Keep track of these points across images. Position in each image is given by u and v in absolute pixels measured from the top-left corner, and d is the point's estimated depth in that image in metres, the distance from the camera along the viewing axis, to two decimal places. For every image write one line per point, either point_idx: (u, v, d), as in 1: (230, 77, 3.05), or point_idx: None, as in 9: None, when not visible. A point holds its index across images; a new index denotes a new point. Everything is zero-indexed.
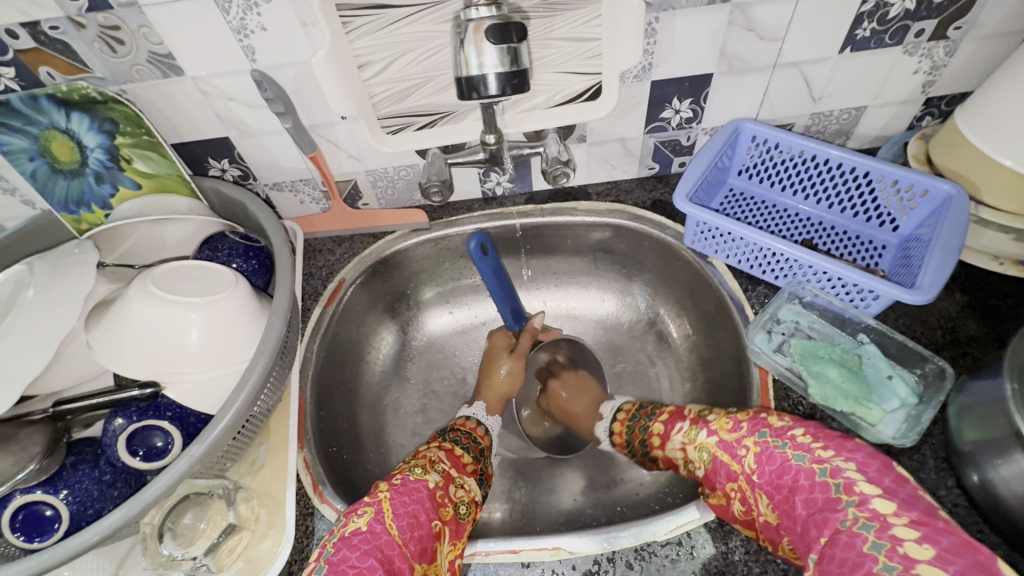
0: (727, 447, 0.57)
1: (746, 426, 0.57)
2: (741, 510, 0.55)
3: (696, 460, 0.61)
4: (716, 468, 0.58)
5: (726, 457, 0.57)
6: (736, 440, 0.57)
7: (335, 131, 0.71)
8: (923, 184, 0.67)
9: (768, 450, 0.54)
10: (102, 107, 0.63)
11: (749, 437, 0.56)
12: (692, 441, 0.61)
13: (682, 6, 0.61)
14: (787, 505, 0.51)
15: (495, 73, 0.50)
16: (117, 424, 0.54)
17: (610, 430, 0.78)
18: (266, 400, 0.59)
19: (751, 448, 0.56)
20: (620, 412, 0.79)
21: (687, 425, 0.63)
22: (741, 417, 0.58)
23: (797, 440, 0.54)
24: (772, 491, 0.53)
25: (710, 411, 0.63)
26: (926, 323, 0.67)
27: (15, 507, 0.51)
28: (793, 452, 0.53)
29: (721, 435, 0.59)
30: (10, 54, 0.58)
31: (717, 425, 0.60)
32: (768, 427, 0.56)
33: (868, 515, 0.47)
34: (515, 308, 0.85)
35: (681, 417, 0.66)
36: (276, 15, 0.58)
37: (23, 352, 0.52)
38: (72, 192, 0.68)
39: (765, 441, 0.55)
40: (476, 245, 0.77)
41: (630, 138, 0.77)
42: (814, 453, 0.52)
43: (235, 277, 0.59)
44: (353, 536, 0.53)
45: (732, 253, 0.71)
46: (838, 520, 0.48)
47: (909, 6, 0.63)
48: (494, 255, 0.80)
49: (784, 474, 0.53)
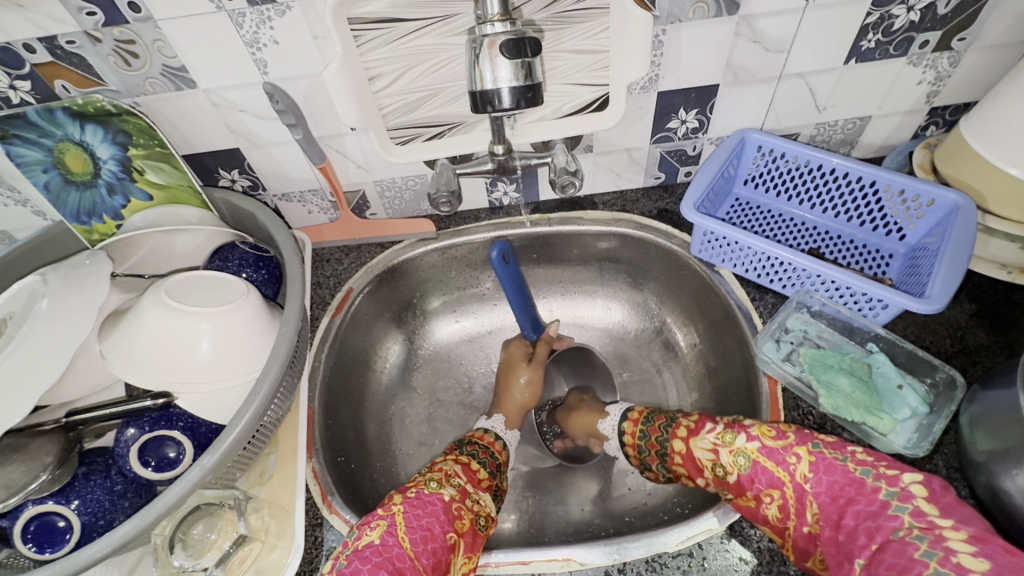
0: (771, 453, 0.56)
1: (793, 435, 0.56)
2: (774, 515, 0.54)
3: (729, 463, 0.58)
4: (756, 473, 0.56)
5: (769, 463, 0.55)
6: (782, 447, 0.56)
7: (344, 142, 0.72)
8: (930, 194, 0.67)
9: (826, 461, 0.53)
10: (116, 119, 0.64)
11: (800, 445, 0.55)
12: (727, 444, 0.58)
13: (689, 18, 0.62)
14: (837, 515, 0.50)
15: (508, 87, 0.50)
16: (129, 434, 0.55)
17: (620, 430, 0.74)
18: (276, 410, 0.59)
19: (803, 456, 0.54)
20: (630, 413, 0.74)
21: (721, 428, 0.60)
22: (785, 428, 0.58)
23: (859, 456, 0.53)
24: (826, 501, 0.52)
25: (745, 419, 0.61)
26: (935, 332, 0.67)
27: (27, 518, 0.51)
28: (856, 466, 0.52)
29: (764, 441, 0.57)
30: (27, 68, 0.59)
31: (757, 431, 0.58)
32: (820, 441, 0.56)
33: (922, 526, 0.46)
34: (533, 318, 0.86)
35: (712, 418, 0.63)
36: (289, 29, 0.59)
37: (36, 363, 0.52)
38: (85, 203, 0.69)
39: (821, 452, 0.54)
40: (499, 254, 0.78)
41: (636, 148, 0.78)
42: (879, 469, 0.51)
43: (245, 288, 0.60)
44: (365, 549, 0.53)
45: (740, 262, 0.71)
46: (891, 529, 0.47)
47: (913, 17, 0.64)
48: (514, 264, 0.81)
49: (844, 485, 0.51)
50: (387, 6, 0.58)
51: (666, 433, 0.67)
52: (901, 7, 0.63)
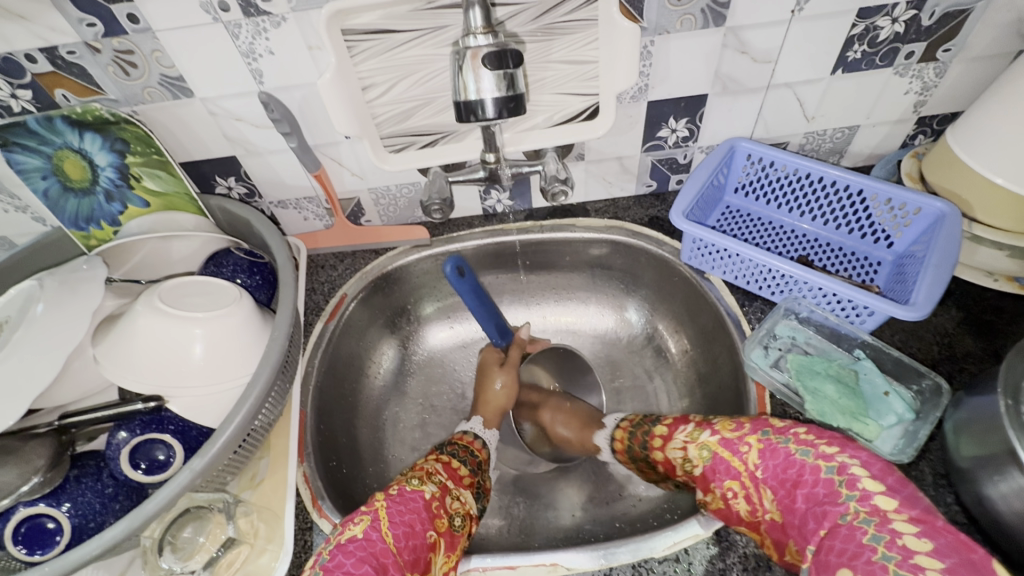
0: (728, 444, 0.57)
1: (748, 425, 0.58)
2: (745, 510, 0.55)
3: (696, 457, 0.60)
4: (716, 464, 0.57)
5: (726, 454, 0.57)
6: (738, 437, 0.57)
7: (339, 151, 0.73)
8: (916, 203, 0.68)
9: (771, 446, 0.55)
10: (114, 127, 0.65)
11: (752, 434, 0.57)
12: (694, 439, 0.61)
13: (676, 30, 0.63)
14: (788, 500, 0.51)
15: (492, 98, 0.51)
16: (121, 437, 0.55)
17: (610, 438, 0.76)
18: (267, 413, 0.60)
19: (753, 444, 0.56)
20: (623, 422, 0.76)
21: (691, 425, 0.63)
22: (744, 418, 0.59)
23: (801, 436, 0.54)
24: (777, 486, 0.53)
25: (715, 416, 0.63)
26: (922, 339, 0.68)
27: (18, 521, 0.51)
28: (797, 447, 0.53)
29: (723, 434, 0.58)
30: (28, 77, 0.60)
31: (719, 425, 0.60)
32: (771, 427, 0.57)
33: (868, 510, 0.46)
34: (499, 325, 0.86)
35: (685, 421, 0.65)
36: (284, 40, 0.60)
37: (31, 367, 0.53)
38: (83, 209, 0.70)
39: (768, 438, 0.55)
40: (453, 268, 0.77)
41: (628, 156, 0.79)
42: (820, 448, 0.52)
43: (239, 293, 0.61)
44: (348, 543, 0.53)
45: (729, 270, 0.72)
46: (838, 514, 0.48)
47: (898, 29, 0.65)
48: (471, 276, 0.81)
49: (788, 468, 0.53)
50: (380, 17, 0.59)
51: (646, 446, 0.69)
52: (886, 18, 0.64)
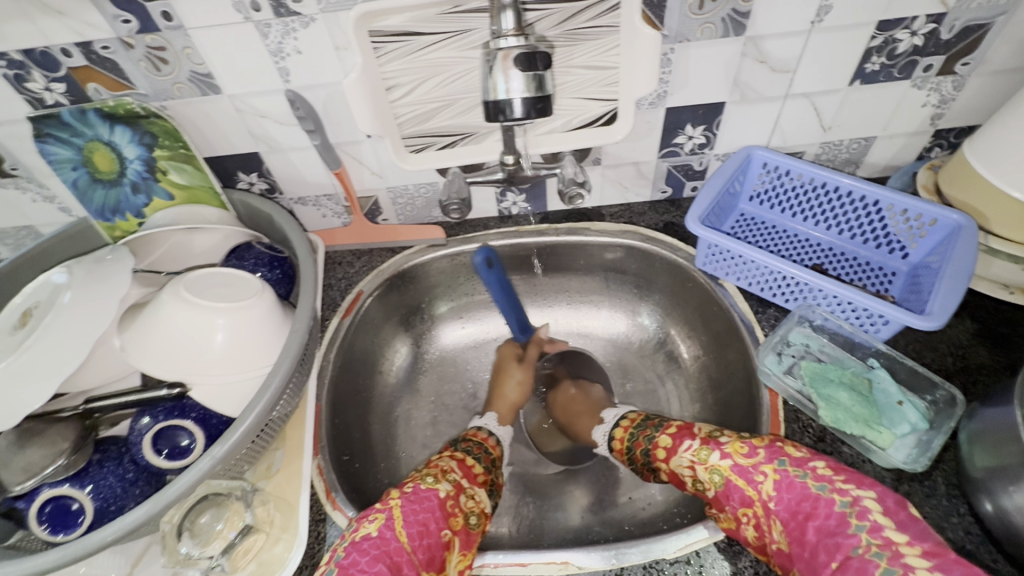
0: (742, 472, 0.56)
1: (763, 452, 0.56)
2: (753, 535, 0.54)
3: (706, 480, 0.59)
4: (730, 490, 0.57)
5: (741, 482, 0.56)
6: (752, 465, 0.56)
7: (360, 149, 0.74)
8: (932, 214, 0.68)
9: (788, 478, 0.54)
10: (144, 121, 0.67)
11: (767, 463, 0.55)
12: (703, 461, 0.60)
13: (697, 38, 0.64)
14: (799, 532, 0.51)
15: (521, 98, 0.52)
16: (144, 423, 0.56)
17: (609, 435, 0.77)
18: (285, 405, 0.61)
19: (769, 474, 0.55)
20: (623, 421, 0.76)
21: (698, 444, 0.62)
22: (757, 444, 0.58)
23: (818, 471, 0.53)
24: (788, 518, 0.52)
25: (722, 432, 0.62)
26: (936, 350, 0.68)
27: (43, 499, 0.53)
28: (813, 482, 0.53)
29: (736, 459, 0.57)
30: (63, 71, 0.62)
31: (730, 448, 0.59)
32: (787, 456, 0.56)
33: (880, 543, 0.46)
34: (521, 320, 0.86)
35: (689, 433, 0.64)
36: (311, 39, 0.61)
37: (60, 351, 0.54)
38: (110, 200, 0.73)
39: (785, 468, 0.54)
40: (482, 259, 0.78)
41: (644, 162, 0.80)
42: (835, 483, 0.52)
43: (261, 286, 0.62)
44: (363, 541, 0.54)
45: (743, 276, 0.72)
46: (850, 546, 0.47)
47: (917, 42, 0.65)
48: (499, 268, 0.81)
49: (801, 500, 0.52)
50: (407, 20, 0.60)
51: (648, 453, 0.68)
52: (905, 31, 0.64)
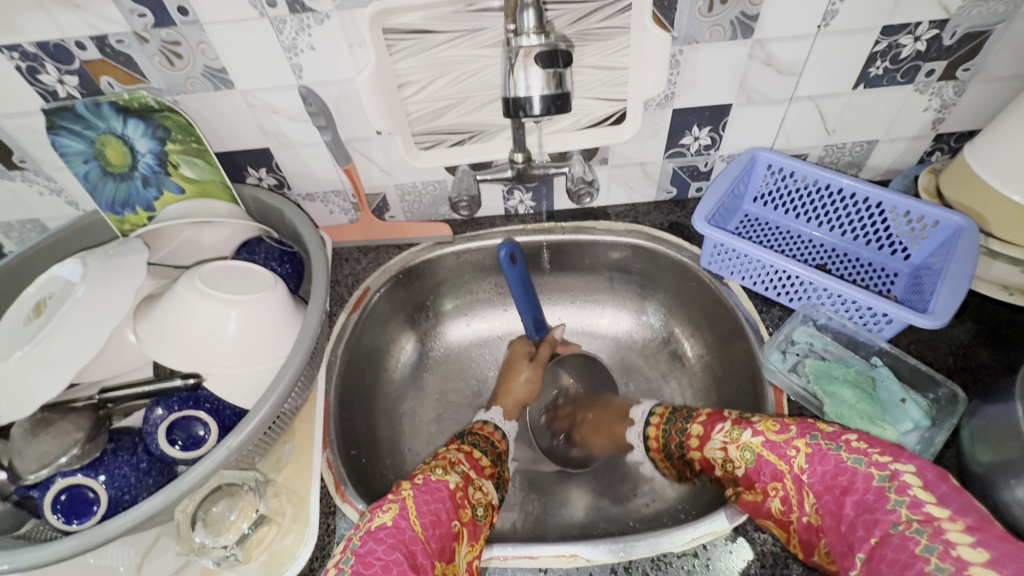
0: (774, 447, 0.56)
1: (794, 429, 0.56)
2: (778, 508, 0.56)
3: (737, 458, 0.59)
4: (760, 466, 0.57)
5: (772, 457, 0.56)
6: (784, 441, 0.56)
7: (369, 146, 0.75)
8: (934, 215, 0.69)
9: (820, 452, 0.53)
10: (157, 115, 0.67)
11: (799, 439, 0.55)
12: (735, 440, 0.60)
13: (705, 40, 0.65)
14: (835, 505, 0.50)
15: (540, 94, 0.53)
16: (158, 414, 0.57)
17: (643, 434, 0.75)
18: (296, 398, 0.61)
19: (801, 449, 0.54)
20: (653, 417, 0.75)
21: (729, 424, 0.61)
22: (789, 421, 0.58)
23: (852, 444, 0.52)
24: (822, 491, 0.52)
25: (754, 414, 0.62)
26: (937, 349, 0.69)
27: (58, 489, 0.53)
28: (848, 455, 0.51)
29: (768, 436, 0.57)
30: (76, 64, 0.62)
31: (762, 426, 0.59)
32: (819, 431, 0.55)
33: (921, 519, 0.45)
34: (537, 319, 0.87)
35: (721, 416, 0.64)
36: (325, 36, 0.62)
37: (73, 341, 0.55)
38: (120, 193, 0.72)
39: (818, 443, 0.54)
40: (507, 254, 0.79)
41: (650, 162, 0.81)
42: (871, 456, 0.51)
43: (274, 280, 0.62)
44: (378, 530, 0.54)
45: (748, 275, 0.73)
46: (890, 522, 0.46)
47: (920, 47, 0.67)
48: (522, 265, 0.82)
49: (836, 475, 0.51)
50: (421, 18, 0.61)
51: (682, 441, 0.68)
52: (908, 36, 0.66)
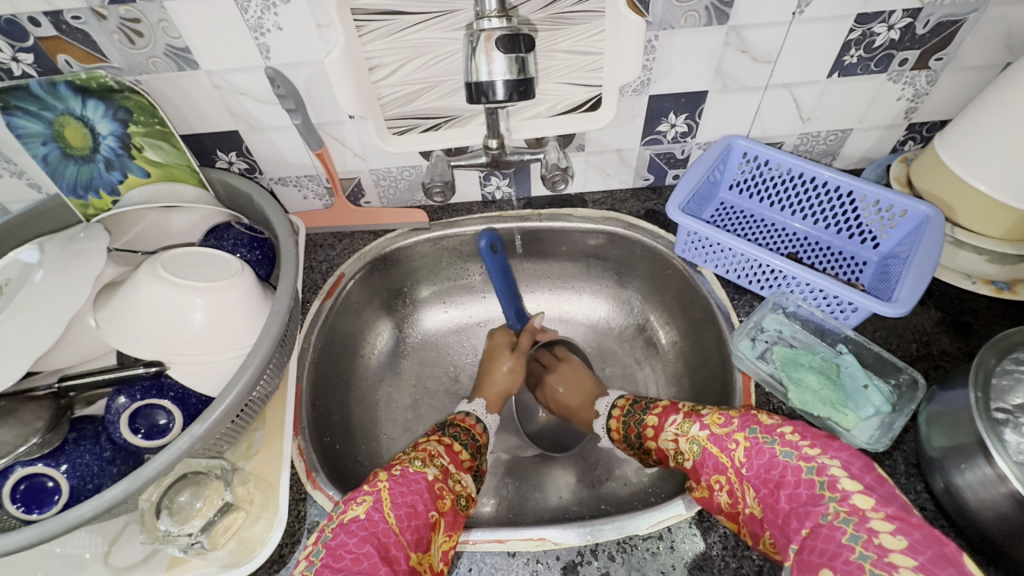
0: (716, 440, 0.58)
1: (736, 422, 0.58)
2: (726, 501, 0.57)
3: (686, 451, 0.61)
4: (705, 459, 0.59)
5: (715, 450, 0.58)
6: (726, 434, 0.58)
7: (342, 130, 0.73)
8: (903, 205, 0.70)
9: (757, 446, 0.55)
10: (118, 95, 0.65)
11: (740, 432, 0.58)
12: (685, 432, 0.62)
13: (680, 26, 0.65)
14: (771, 499, 0.53)
15: (503, 80, 0.52)
16: (120, 402, 0.56)
17: (608, 426, 0.77)
18: (264, 386, 0.60)
19: (740, 442, 0.57)
20: (614, 408, 0.77)
21: (681, 417, 0.64)
22: (733, 414, 0.60)
23: (786, 437, 0.55)
24: (758, 485, 0.54)
25: (704, 408, 0.64)
26: (902, 336, 0.70)
27: (17, 478, 0.52)
28: (781, 448, 0.54)
29: (713, 429, 0.60)
30: (31, 41, 0.60)
31: (709, 420, 0.61)
32: (758, 425, 0.57)
33: (848, 510, 0.48)
34: (518, 308, 0.88)
35: (675, 409, 0.66)
36: (292, 16, 0.60)
37: (31, 328, 0.53)
38: (82, 176, 0.70)
39: (755, 436, 0.56)
40: (487, 244, 0.79)
41: (627, 149, 0.80)
42: (802, 450, 0.53)
43: (240, 266, 0.61)
44: (351, 523, 0.54)
45: (721, 264, 0.74)
46: (820, 513, 0.49)
47: (894, 36, 0.67)
48: (502, 254, 0.82)
49: (770, 468, 0.54)
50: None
51: (640, 437, 0.70)
52: (882, 24, 0.66)
